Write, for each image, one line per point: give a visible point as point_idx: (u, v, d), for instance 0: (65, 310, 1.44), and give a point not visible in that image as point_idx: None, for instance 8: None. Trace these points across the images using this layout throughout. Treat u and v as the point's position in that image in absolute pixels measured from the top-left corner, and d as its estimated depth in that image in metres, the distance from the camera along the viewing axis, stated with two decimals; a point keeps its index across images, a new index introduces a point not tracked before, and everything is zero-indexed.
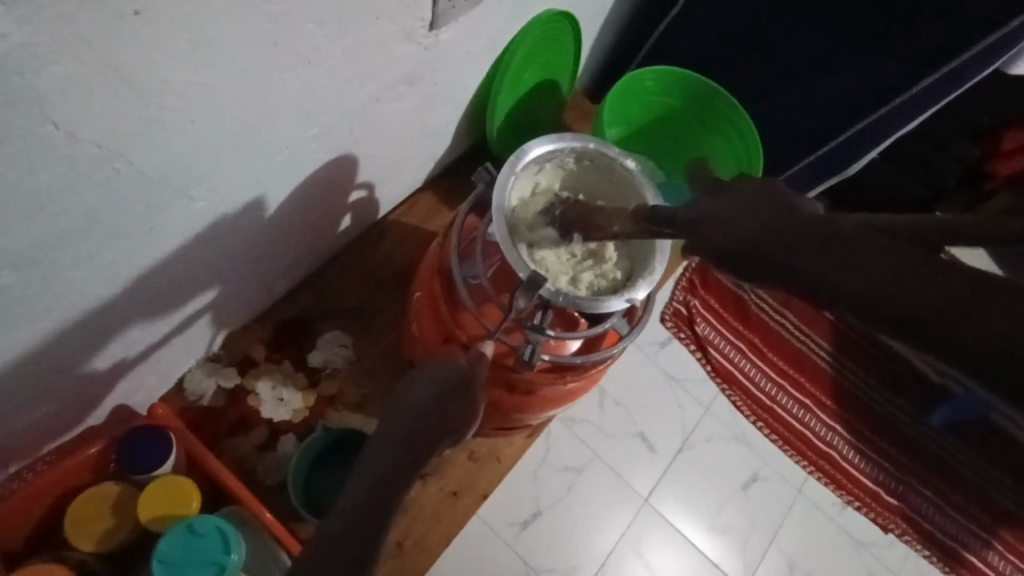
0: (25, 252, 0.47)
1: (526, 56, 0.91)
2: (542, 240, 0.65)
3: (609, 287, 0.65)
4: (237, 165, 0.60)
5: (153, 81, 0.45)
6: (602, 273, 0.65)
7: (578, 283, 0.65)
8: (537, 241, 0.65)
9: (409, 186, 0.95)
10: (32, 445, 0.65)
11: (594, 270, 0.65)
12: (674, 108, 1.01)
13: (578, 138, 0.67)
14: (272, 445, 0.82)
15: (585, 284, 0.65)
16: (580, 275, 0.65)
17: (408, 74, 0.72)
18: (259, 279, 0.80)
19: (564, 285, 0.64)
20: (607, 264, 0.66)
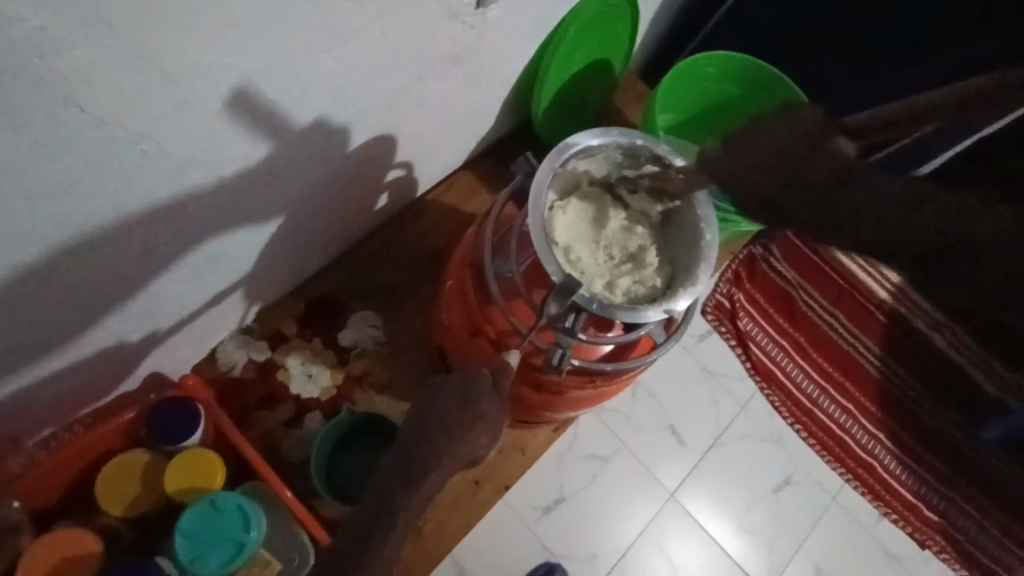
0: (54, 229, 0.47)
1: (578, 35, 0.87)
2: (579, 240, 0.63)
3: (647, 295, 0.62)
4: (271, 145, 0.58)
5: (183, 63, 0.44)
6: (641, 278, 0.63)
7: (615, 287, 0.62)
8: (574, 241, 0.63)
9: (449, 165, 0.93)
10: (67, 409, 0.66)
11: (632, 275, 0.63)
12: (734, 96, 0.95)
13: (626, 132, 0.63)
14: (299, 421, 0.82)
15: (621, 289, 0.62)
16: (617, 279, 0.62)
17: (452, 54, 0.69)
18: (294, 255, 0.79)
19: (599, 288, 0.62)
20: (647, 269, 0.63)
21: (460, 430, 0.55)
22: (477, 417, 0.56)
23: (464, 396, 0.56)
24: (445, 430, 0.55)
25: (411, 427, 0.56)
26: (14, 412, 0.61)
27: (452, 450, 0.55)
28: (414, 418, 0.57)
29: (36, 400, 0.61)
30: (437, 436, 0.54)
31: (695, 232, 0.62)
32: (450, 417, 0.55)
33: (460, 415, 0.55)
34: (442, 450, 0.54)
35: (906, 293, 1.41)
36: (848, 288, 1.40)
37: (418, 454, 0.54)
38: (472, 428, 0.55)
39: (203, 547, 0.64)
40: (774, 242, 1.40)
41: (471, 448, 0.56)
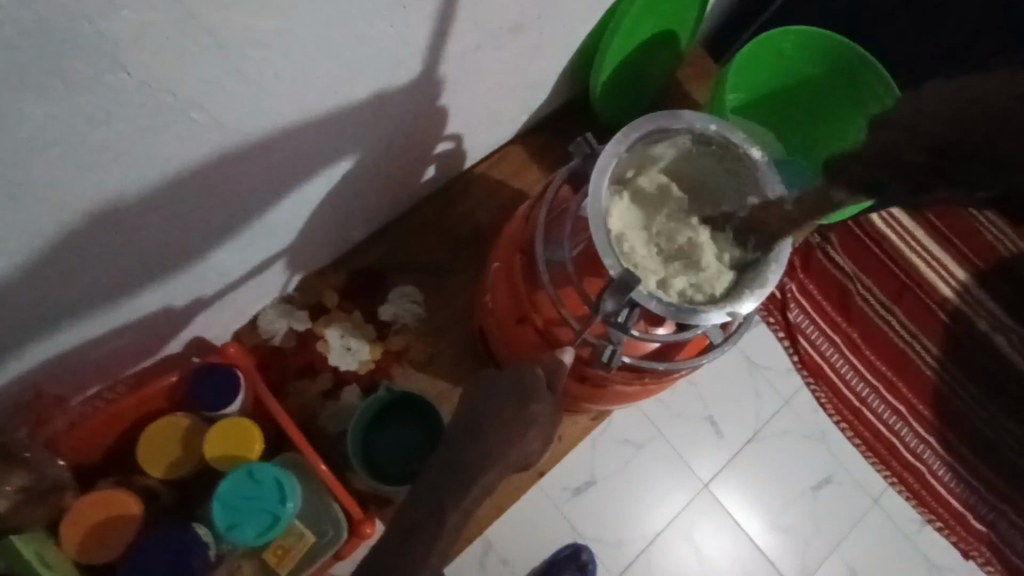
0: (101, 196, 0.45)
1: (646, 5, 0.81)
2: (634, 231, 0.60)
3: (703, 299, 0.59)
4: (319, 116, 0.55)
5: (235, 29, 0.41)
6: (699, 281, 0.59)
7: (669, 287, 0.59)
8: (630, 232, 0.60)
9: (500, 138, 0.89)
10: (112, 370, 0.67)
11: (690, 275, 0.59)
12: (810, 77, 0.88)
13: (698, 118, 0.60)
14: (337, 394, 0.82)
15: (676, 290, 0.59)
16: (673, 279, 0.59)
17: (513, 22, 0.65)
18: (338, 225, 0.77)
19: (654, 286, 0.59)
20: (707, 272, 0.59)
21: (516, 431, 0.55)
22: (532, 420, 0.56)
23: (522, 397, 0.56)
24: (502, 430, 0.55)
25: (466, 423, 0.56)
26: (60, 372, 0.61)
27: (506, 450, 0.55)
28: (468, 413, 0.57)
29: (82, 361, 0.62)
30: (492, 436, 0.55)
31: None
32: (506, 416, 0.56)
33: (516, 416, 0.56)
34: (496, 449, 0.55)
35: (972, 293, 1.33)
36: (910, 285, 1.31)
37: (472, 451, 0.54)
38: (527, 430, 0.56)
39: (239, 515, 0.65)
40: (833, 232, 1.32)
41: (523, 450, 0.56)
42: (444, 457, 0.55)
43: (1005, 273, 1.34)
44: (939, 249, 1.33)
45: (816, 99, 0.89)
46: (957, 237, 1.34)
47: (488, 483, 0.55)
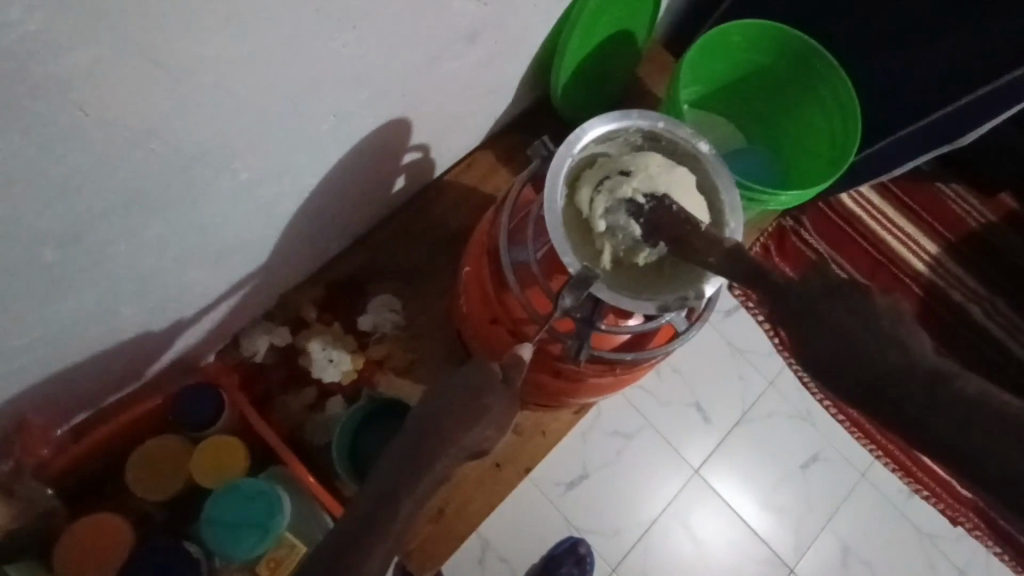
0: (67, 230, 0.47)
1: (599, 7, 0.83)
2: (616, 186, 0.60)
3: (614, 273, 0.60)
4: (281, 137, 0.57)
5: (185, 60, 0.42)
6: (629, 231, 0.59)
7: (616, 191, 0.60)
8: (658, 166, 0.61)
9: (468, 144, 0.91)
10: (95, 398, 0.68)
11: (641, 216, 0.59)
12: (764, 67, 0.90)
13: (645, 116, 0.63)
14: (321, 406, 0.83)
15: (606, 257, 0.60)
16: (636, 202, 0.59)
17: (468, 32, 0.67)
18: (313, 241, 0.79)
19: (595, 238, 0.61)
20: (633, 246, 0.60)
21: (467, 420, 0.53)
22: (486, 410, 0.53)
23: (477, 389, 0.54)
24: (455, 420, 0.53)
25: (422, 415, 0.54)
26: (42, 402, 0.62)
27: (458, 438, 0.52)
28: (426, 405, 0.54)
29: (64, 391, 0.63)
30: (445, 426, 0.52)
31: (719, 219, 0.62)
32: (460, 407, 0.53)
33: (471, 406, 0.53)
34: (451, 437, 0.52)
35: (945, 265, 1.35)
36: (883, 261, 1.34)
37: (425, 440, 0.52)
38: (480, 419, 0.53)
39: (229, 531, 0.67)
40: (805, 214, 1.34)
41: (478, 439, 0.53)
42: (401, 447, 0.53)
43: (976, 243, 1.37)
44: (910, 224, 1.36)
45: (771, 88, 0.92)
46: (926, 211, 1.37)
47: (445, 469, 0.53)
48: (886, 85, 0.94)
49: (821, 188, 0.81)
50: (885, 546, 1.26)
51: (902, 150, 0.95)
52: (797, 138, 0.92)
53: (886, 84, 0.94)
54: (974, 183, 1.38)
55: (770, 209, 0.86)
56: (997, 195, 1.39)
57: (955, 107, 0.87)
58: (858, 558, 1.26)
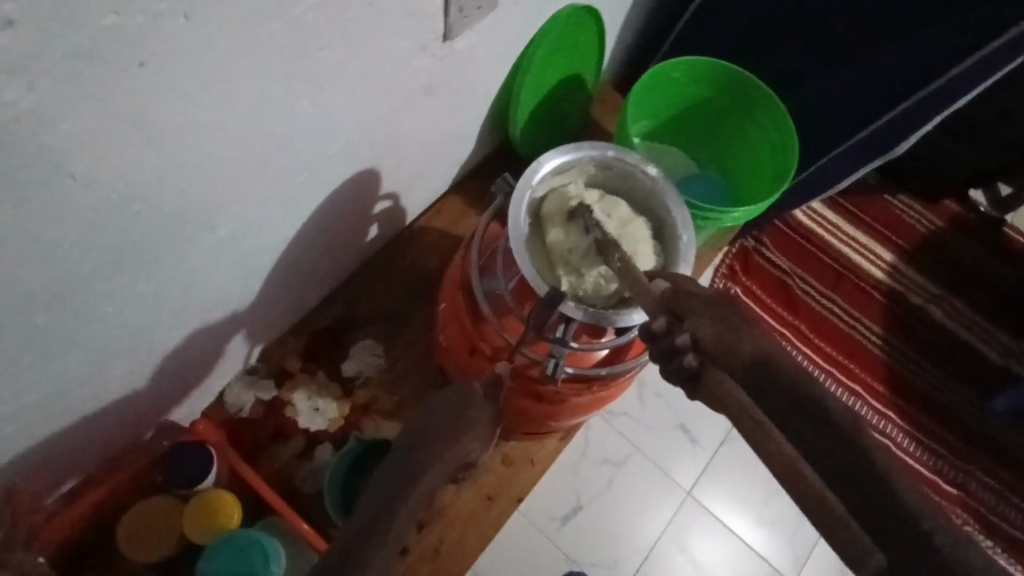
0: (59, 292, 0.49)
1: (547, 56, 0.89)
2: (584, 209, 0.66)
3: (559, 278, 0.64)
4: (258, 192, 0.60)
5: (166, 124, 0.46)
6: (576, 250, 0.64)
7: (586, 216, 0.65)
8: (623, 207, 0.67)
9: (436, 190, 0.95)
10: (83, 464, 0.68)
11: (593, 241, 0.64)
12: (705, 98, 0.97)
13: (595, 146, 0.68)
14: (310, 454, 0.84)
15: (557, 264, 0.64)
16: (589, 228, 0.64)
17: (427, 84, 0.72)
18: (292, 292, 0.81)
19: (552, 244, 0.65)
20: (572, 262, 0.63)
21: (454, 435, 0.53)
22: (472, 425, 0.54)
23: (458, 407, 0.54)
24: (441, 436, 0.53)
25: (408, 436, 0.54)
26: (31, 470, 0.62)
27: (446, 452, 0.52)
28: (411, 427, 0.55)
29: (52, 457, 0.63)
30: (433, 442, 0.52)
31: (672, 237, 0.67)
32: (447, 423, 0.53)
33: (455, 421, 0.54)
34: (438, 451, 0.52)
35: (902, 270, 1.41)
36: (844, 272, 1.40)
37: (412, 458, 0.52)
38: (466, 432, 0.54)
39: None
40: (765, 233, 1.40)
41: (463, 452, 0.54)
42: (390, 467, 0.52)
43: (928, 248, 1.43)
44: (864, 234, 1.43)
45: (713, 116, 0.99)
46: (878, 221, 1.44)
47: (434, 483, 0.52)
48: (821, 107, 1.02)
49: (770, 202, 0.87)
50: None
51: (848, 163, 1.01)
52: (745, 160, 0.99)
53: (823, 104, 1.01)
54: (917, 193, 1.47)
55: (726, 227, 0.91)
56: (942, 202, 1.47)
57: (890, 117, 0.93)
58: None
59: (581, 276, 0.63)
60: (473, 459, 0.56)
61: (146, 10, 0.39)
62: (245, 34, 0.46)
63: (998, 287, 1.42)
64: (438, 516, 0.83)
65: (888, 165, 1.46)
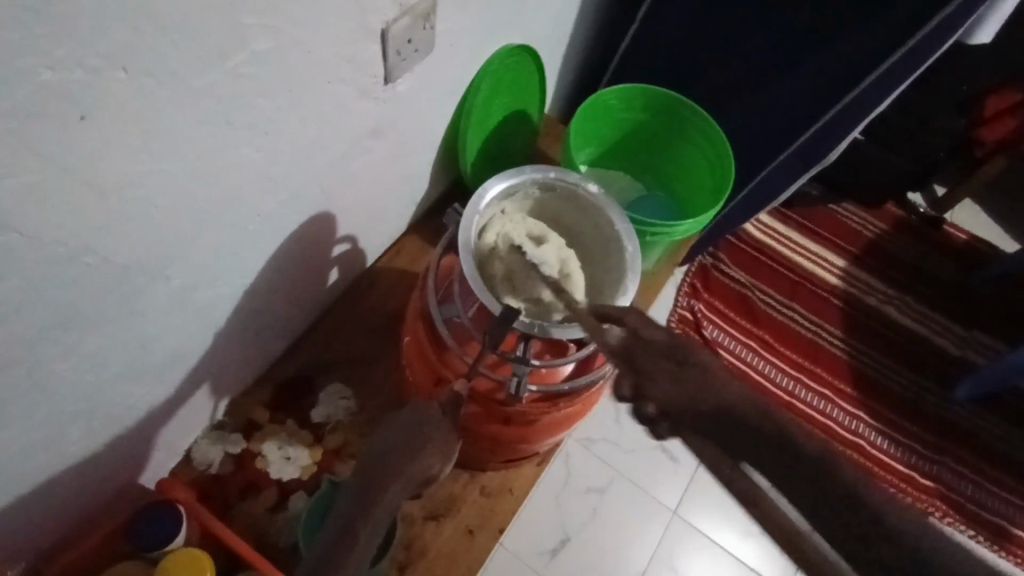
0: (10, 352, 0.49)
1: (490, 94, 0.93)
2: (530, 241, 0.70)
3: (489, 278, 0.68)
4: (209, 242, 0.61)
5: (111, 177, 0.47)
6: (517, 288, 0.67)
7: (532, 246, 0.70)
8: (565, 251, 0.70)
9: (393, 232, 0.97)
10: (42, 532, 0.66)
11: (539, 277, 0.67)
12: (643, 123, 1.02)
13: (537, 168, 0.71)
14: (284, 505, 0.82)
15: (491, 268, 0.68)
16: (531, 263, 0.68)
17: (373, 127, 0.74)
18: (254, 341, 0.81)
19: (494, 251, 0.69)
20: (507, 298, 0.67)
21: (413, 449, 0.56)
22: (429, 439, 0.57)
23: (416, 423, 0.57)
24: (399, 455, 0.56)
25: (368, 459, 0.57)
26: None
27: (404, 469, 0.55)
28: (369, 454, 0.58)
29: (9, 526, 0.61)
30: (391, 461, 0.55)
31: (619, 249, 0.70)
32: (406, 441, 0.56)
33: (414, 440, 0.56)
34: (397, 469, 0.55)
35: (854, 274, 1.46)
36: (799, 280, 1.44)
37: (373, 478, 0.55)
38: (423, 448, 0.56)
39: None
40: (721, 250, 1.45)
41: (423, 469, 0.56)
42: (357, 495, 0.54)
43: (876, 251, 1.49)
44: (814, 243, 1.48)
45: (652, 140, 1.03)
46: (825, 229, 1.50)
47: (396, 501, 0.55)
48: (752, 125, 1.08)
49: (714, 212, 0.91)
50: None
51: (785, 176, 1.07)
52: (687, 177, 1.04)
53: (757, 122, 1.08)
54: (859, 199, 1.54)
55: (675, 242, 0.95)
56: (883, 206, 1.54)
57: (811, 133, 1.00)
58: None
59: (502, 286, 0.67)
60: (437, 474, 0.57)
61: (83, 66, 0.41)
62: (186, 88, 0.48)
63: (945, 282, 1.48)
64: (418, 557, 0.82)
65: (828, 176, 1.53)
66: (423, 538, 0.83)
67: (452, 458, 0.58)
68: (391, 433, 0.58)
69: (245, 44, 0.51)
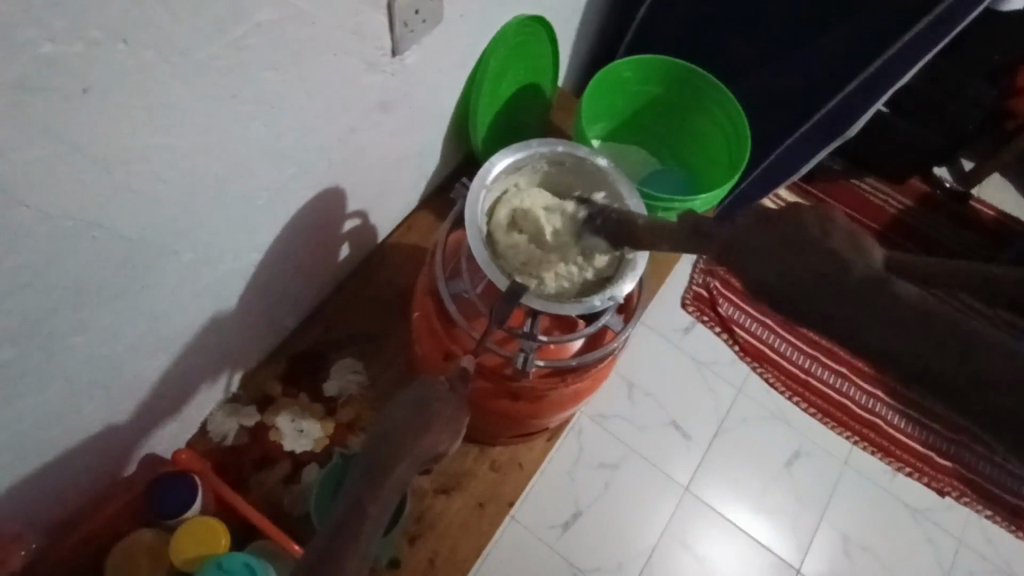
0: (25, 324, 0.50)
1: (501, 67, 0.92)
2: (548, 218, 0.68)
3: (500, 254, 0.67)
4: (217, 216, 0.61)
5: (116, 150, 0.47)
6: (577, 226, 0.67)
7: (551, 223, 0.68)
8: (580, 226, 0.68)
9: (404, 207, 0.97)
10: (63, 499, 0.68)
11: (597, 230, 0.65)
12: (658, 95, 1.00)
13: (545, 143, 0.71)
14: (297, 477, 0.84)
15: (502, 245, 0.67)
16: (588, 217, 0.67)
17: (380, 101, 0.74)
18: (266, 316, 0.82)
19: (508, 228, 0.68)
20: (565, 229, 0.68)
21: (421, 427, 0.56)
22: (437, 417, 0.57)
23: (424, 401, 0.58)
24: (408, 430, 0.56)
25: (378, 436, 0.57)
26: (10, 507, 0.62)
27: (412, 445, 0.55)
28: (379, 430, 0.58)
29: (32, 491, 0.63)
30: (399, 437, 0.56)
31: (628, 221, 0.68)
32: (413, 419, 0.57)
33: (421, 417, 0.57)
34: (406, 445, 0.55)
35: None
36: None
37: (382, 455, 0.55)
38: (431, 425, 0.57)
39: None
40: None
41: (433, 445, 0.56)
42: (365, 470, 0.55)
43: (899, 228, 1.46)
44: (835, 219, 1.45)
45: (668, 112, 1.01)
46: (846, 206, 1.47)
47: (405, 475, 0.55)
48: (769, 97, 1.06)
49: (730, 187, 0.89)
50: (888, 533, 1.23)
51: (805, 152, 1.05)
52: (703, 151, 1.01)
53: (775, 94, 1.05)
54: (883, 175, 1.50)
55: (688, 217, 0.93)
56: (907, 181, 1.50)
57: (830, 108, 0.98)
58: (861, 546, 1.22)
59: (512, 262, 0.67)
60: (444, 451, 0.58)
61: (83, 38, 0.40)
62: (188, 61, 0.48)
63: (971, 259, 1.44)
64: (429, 528, 0.83)
65: (850, 150, 1.49)
66: (434, 509, 0.84)
67: (460, 433, 0.59)
68: (397, 410, 0.58)
69: (247, 16, 0.50)
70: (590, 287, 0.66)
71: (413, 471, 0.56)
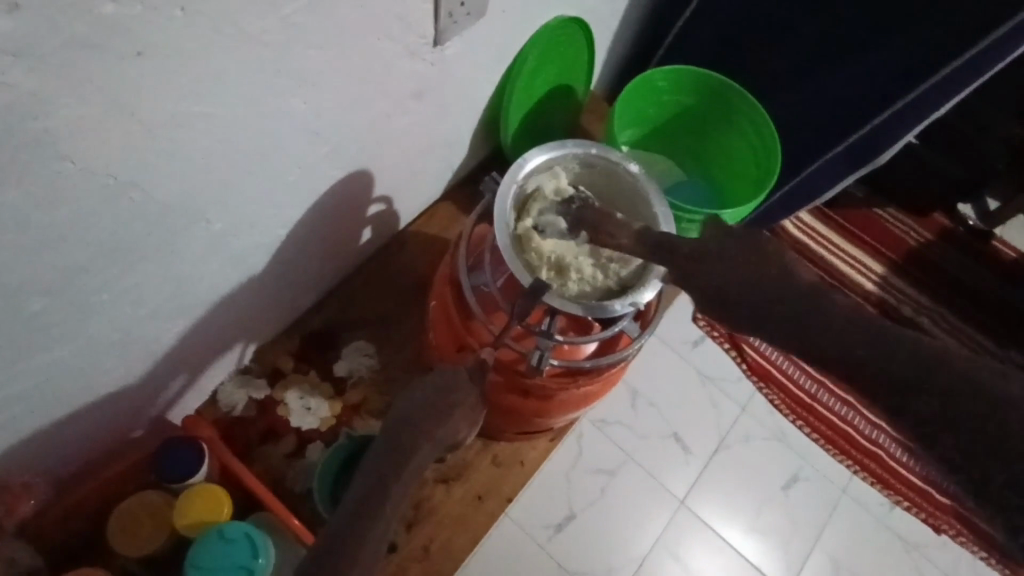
0: (59, 277, 0.51)
1: (536, 65, 0.92)
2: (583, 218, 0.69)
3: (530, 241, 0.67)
4: (249, 189, 0.62)
5: (161, 116, 0.48)
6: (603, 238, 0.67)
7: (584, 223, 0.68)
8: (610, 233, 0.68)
9: (428, 196, 0.97)
10: (74, 453, 0.70)
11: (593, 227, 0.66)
12: (691, 106, 1.00)
13: (578, 144, 0.71)
14: (301, 453, 0.85)
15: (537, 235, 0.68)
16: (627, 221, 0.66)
17: (417, 89, 0.74)
18: (285, 292, 0.83)
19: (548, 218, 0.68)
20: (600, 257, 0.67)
21: (438, 414, 0.57)
22: (454, 407, 0.58)
23: (444, 389, 0.58)
24: (425, 417, 0.57)
25: (393, 421, 0.57)
26: (24, 456, 0.63)
27: (428, 432, 0.56)
28: (394, 414, 0.58)
29: (48, 442, 0.64)
30: (416, 423, 0.56)
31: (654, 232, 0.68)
32: (431, 407, 0.57)
33: (439, 406, 0.57)
34: (423, 432, 0.56)
35: (893, 282, 1.43)
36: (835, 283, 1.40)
37: (398, 440, 0.56)
38: (451, 413, 0.57)
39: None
40: None
41: (448, 434, 0.57)
42: (378, 452, 0.55)
43: (918, 260, 1.45)
44: (854, 246, 1.44)
45: (699, 124, 1.01)
46: (867, 234, 1.46)
47: (420, 462, 0.55)
48: (801, 118, 1.06)
49: (755, 204, 0.88)
50: (878, 564, 1.22)
51: (834, 174, 1.06)
52: (732, 166, 1.01)
53: (808, 115, 1.05)
54: (905, 206, 1.49)
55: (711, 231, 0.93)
56: (929, 214, 1.49)
57: (861, 135, 0.99)
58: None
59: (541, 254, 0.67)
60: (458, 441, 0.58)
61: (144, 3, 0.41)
62: (237, 34, 0.48)
63: (987, 298, 1.43)
64: (427, 516, 0.84)
65: (874, 177, 1.48)
66: (434, 499, 0.85)
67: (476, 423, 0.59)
68: (415, 396, 0.58)
69: None
70: (612, 291, 0.67)
71: (425, 458, 0.56)
